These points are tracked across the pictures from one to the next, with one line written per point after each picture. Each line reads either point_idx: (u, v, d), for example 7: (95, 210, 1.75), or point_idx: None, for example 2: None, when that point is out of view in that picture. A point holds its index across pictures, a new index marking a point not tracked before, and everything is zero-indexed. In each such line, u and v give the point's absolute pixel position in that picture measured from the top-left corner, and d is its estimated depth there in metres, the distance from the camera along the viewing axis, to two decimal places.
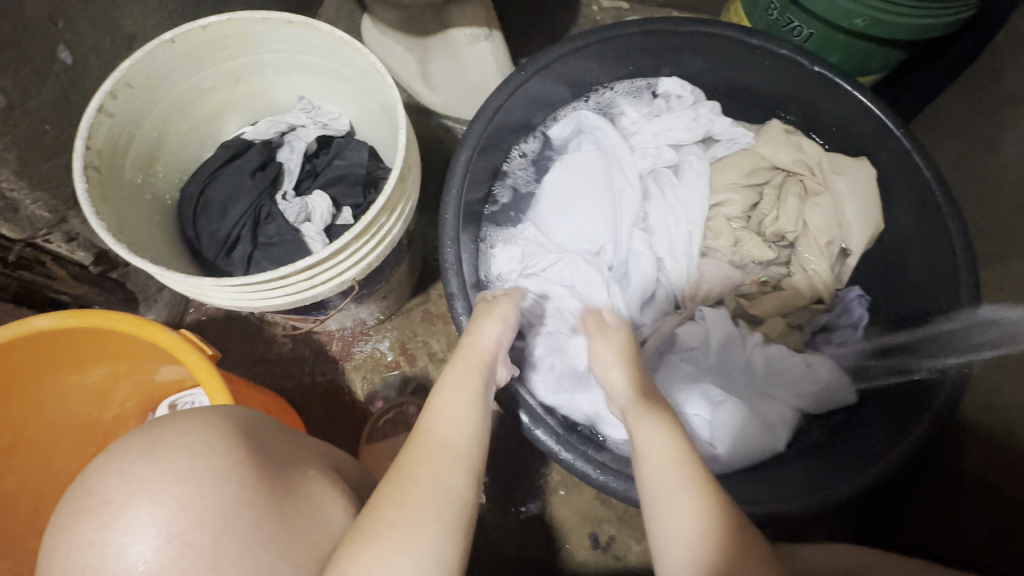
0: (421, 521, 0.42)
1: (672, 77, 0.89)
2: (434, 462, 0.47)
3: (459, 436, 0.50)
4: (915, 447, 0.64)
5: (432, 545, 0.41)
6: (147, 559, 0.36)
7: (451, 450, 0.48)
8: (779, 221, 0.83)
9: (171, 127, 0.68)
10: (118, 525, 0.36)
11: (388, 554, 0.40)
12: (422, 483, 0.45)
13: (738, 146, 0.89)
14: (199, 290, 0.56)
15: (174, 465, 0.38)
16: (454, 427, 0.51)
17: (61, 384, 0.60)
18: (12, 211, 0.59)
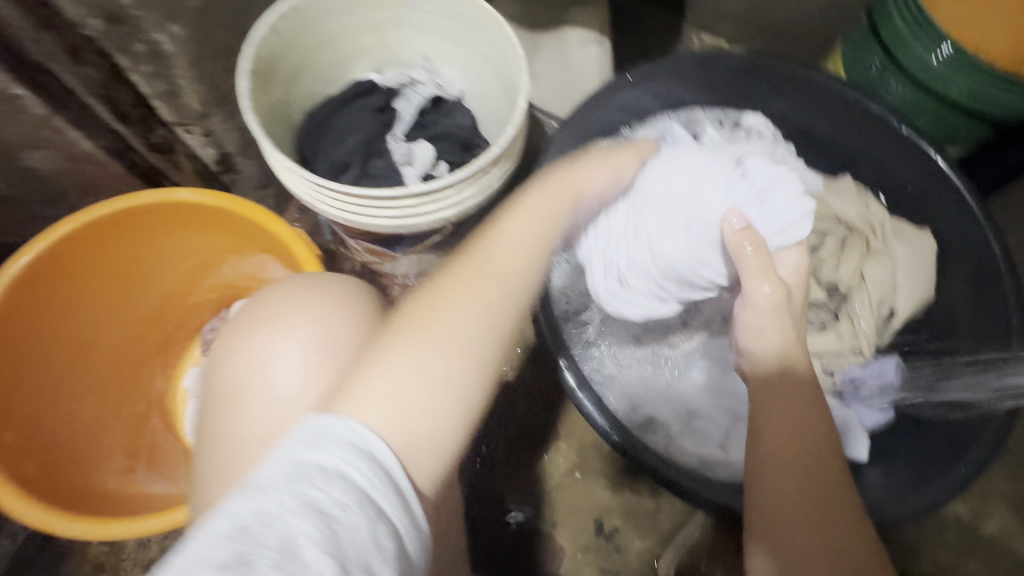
0: (458, 344, 0.46)
1: (757, 115, 0.94)
2: (453, 301, 0.47)
3: (498, 296, 0.49)
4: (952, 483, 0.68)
5: (461, 369, 0.45)
6: (301, 361, 0.49)
7: (485, 300, 0.48)
8: (837, 271, 0.86)
9: (314, 58, 0.75)
10: (284, 334, 0.51)
11: (398, 363, 0.44)
12: (440, 307, 0.47)
13: (808, 190, 0.92)
14: (317, 196, 0.63)
15: (328, 300, 0.53)
16: (514, 257, 0.51)
17: (164, 252, 0.72)
18: (173, 96, 0.67)
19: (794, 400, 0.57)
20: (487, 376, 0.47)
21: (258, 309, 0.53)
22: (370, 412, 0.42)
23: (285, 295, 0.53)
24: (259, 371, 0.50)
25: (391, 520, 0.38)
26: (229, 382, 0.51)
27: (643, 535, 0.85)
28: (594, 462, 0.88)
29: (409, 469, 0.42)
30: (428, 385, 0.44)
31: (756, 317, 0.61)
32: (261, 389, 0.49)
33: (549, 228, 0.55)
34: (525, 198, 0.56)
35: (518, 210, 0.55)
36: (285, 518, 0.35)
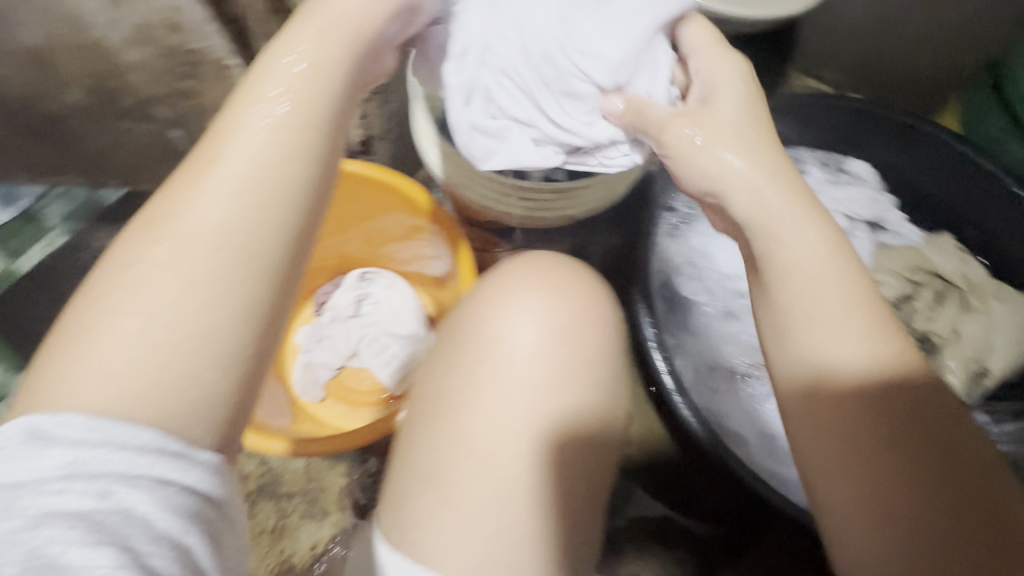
0: (236, 186, 0.45)
1: (858, 162, 0.99)
2: (208, 198, 0.44)
3: (224, 212, 0.44)
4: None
5: (277, 143, 0.47)
6: (539, 332, 0.56)
7: (232, 206, 0.44)
8: (932, 322, 0.86)
9: None
10: (521, 308, 0.57)
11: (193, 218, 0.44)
12: (188, 207, 0.44)
13: (906, 241, 0.94)
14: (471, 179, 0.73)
15: (552, 282, 0.60)
16: (252, 144, 0.46)
17: None
18: None
19: (833, 297, 0.47)
20: (270, 276, 0.44)
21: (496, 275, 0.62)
22: (122, 382, 0.38)
23: (522, 270, 0.61)
24: (498, 336, 0.56)
25: (189, 486, 0.38)
26: (466, 342, 0.57)
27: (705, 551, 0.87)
28: (665, 476, 0.90)
29: (170, 429, 0.38)
30: (167, 306, 0.41)
31: (748, 191, 0.53)
32: (501, 353, 0.55)
33: (303, 133, 0.48)
34: (268, 91, 0.48)
35: (250, 94, 0.48)
36: (15, 496, 0.34)
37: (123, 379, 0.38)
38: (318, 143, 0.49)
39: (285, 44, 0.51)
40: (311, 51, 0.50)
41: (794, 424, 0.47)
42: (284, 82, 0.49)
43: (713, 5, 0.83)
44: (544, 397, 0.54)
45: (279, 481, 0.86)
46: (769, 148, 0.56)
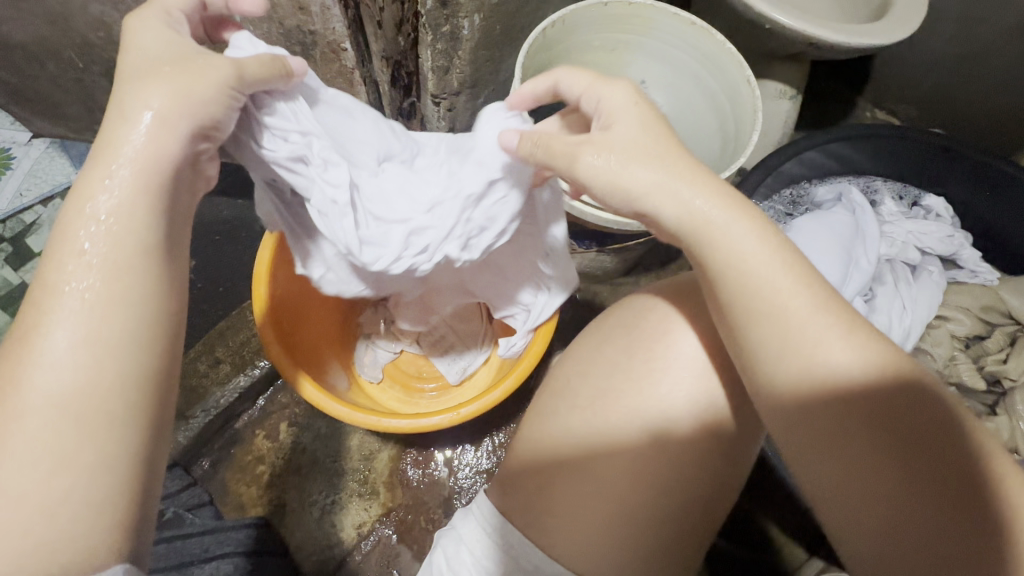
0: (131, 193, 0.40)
1: (938, 197, 0.98)
2: (47, 344, 0.37)
3: (69, 372, 0.37)
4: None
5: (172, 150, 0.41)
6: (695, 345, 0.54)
7: (93, 307, 0.38)
8: (1003, 364, 0.85)
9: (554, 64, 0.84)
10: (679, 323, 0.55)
11: (76, 288, 0.38)
12: (30, 373, 0.37)
13: (981, 280, 0.92)
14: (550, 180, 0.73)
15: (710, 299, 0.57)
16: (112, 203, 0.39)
17: None
18: (444, 72, 0.77)
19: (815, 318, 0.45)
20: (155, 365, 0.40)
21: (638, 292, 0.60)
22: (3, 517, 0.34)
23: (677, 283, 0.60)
24: (653, 342, 0.54)
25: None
26: (613, 340, 0.56)
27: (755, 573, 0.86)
28: None
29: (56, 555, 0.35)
30: (43, 447, 0.36)
31: (675, 202, 0.48)
32: (651, 362, 0.53)
33: (146, 214, 0.40)
34: (114, 161, 0.40)
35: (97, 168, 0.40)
36: None
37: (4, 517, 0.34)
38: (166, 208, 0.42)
39: (112, 141, 0.40)
40: (163, 112, 0.41)
41: (773, 428, 0.47)
42: (119, 166, 0.40)
43: (829, 36, 0.83)
44: (684, 419, 0.51)
45: (335, 458, 0.88)
46: (692, 167, 0.50)
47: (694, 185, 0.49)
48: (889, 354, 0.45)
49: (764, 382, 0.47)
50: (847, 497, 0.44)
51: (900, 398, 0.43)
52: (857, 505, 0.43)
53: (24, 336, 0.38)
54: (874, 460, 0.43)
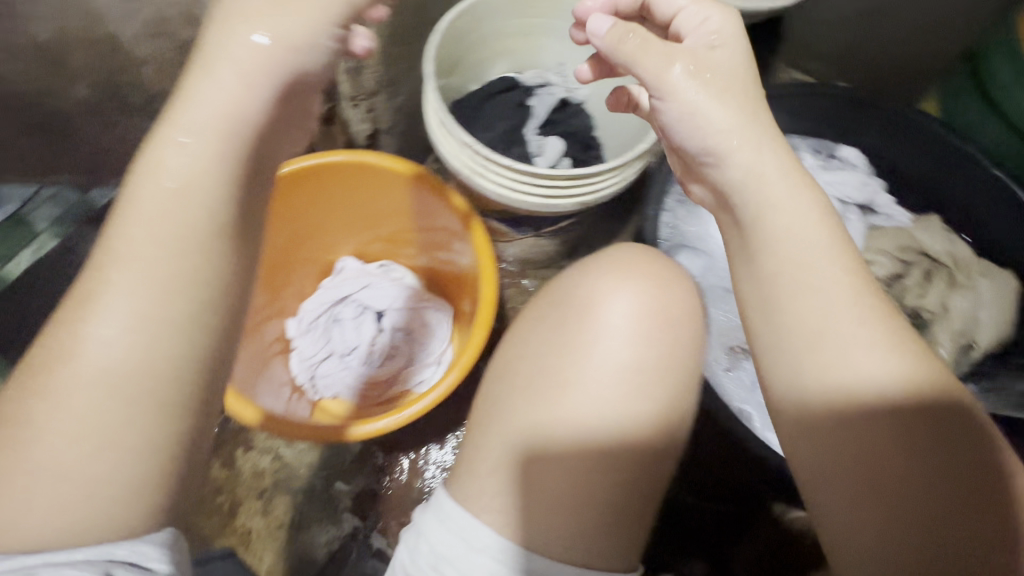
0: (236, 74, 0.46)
1: (853, 149, 1.04)
2: (104, 318, 0.40)
3: (121, 351, 0.40)
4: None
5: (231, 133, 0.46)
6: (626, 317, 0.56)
7: (146, 286, 0.41)
8: (922, 299, 0.90)
9: (471, 53, 0.84)
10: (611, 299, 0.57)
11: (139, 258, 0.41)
12: (94, 328, 0.40)
13: (895, 223, 0.99)
14: (474, 171, 0.71)
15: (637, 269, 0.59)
16: (138, 179, 0.43)
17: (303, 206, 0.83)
18: (357, 73, 0.76)
19: (828, 280, 0.46)
20: (210, 330, 0.43)
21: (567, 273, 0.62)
22: (42, 489, 0.38)
23: (611, 256, 0.61)
24: (587, 320, 0.56)
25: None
26: (551, 323, 0.58)
27: None
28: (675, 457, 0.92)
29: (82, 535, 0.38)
30: (101, 425, 0.39)
31: (752, 158, 0.50)
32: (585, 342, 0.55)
33: (212, 189, 0.44)
34: (170, 132, 0.44)
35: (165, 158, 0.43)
36: None
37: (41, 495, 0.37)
38: (226, 185, 0.45)
39: (197, 91, 0.46)
40: (250, 69, 0.47)
41: (797, 428, 0.47)
42: (191, 124, 0.44)
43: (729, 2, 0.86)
44: (620, 391, 0.53)
45: (297, 476, 0.86)
46: (776, 142, 0.51)
47: (772, 152, 0.50)
48: (931, 371, 0.45)
49: (780, 376, 0.47)
50: (857, 496, 0.44)
51: (931, 413, 0.43)
52: (870, 504, 0.43)
53: (85, 292, 0.41)
54: (888, 464, 0.43)
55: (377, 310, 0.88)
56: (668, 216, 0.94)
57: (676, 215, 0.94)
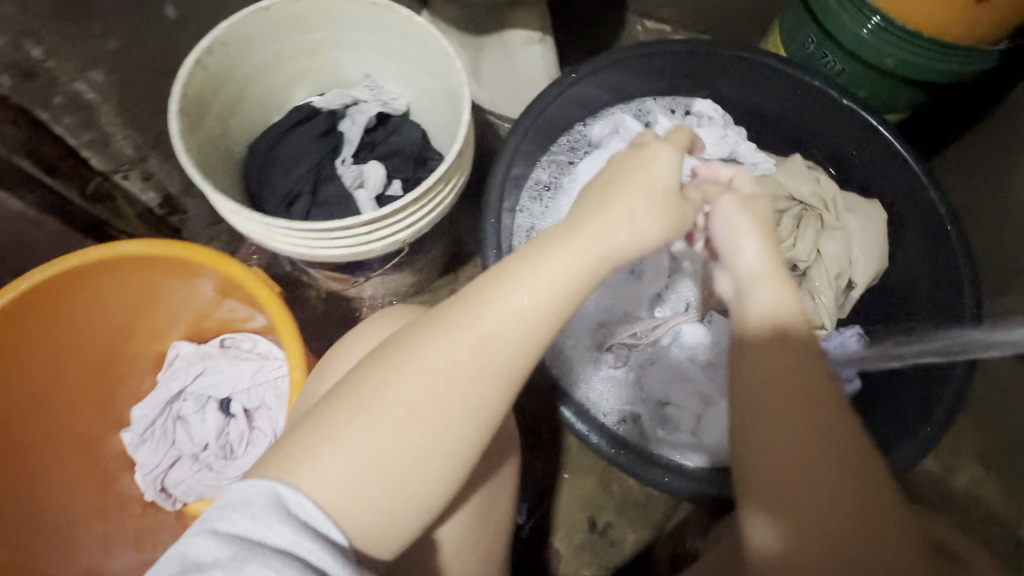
0: (545, 285, 0.44)
1: (706, 99, 0.97)
2: (437, 369, 0.42)
3: (444, 374, 0.42)
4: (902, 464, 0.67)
5: (519, 334, 0.44)
6: None
7: (456, 375, 0.43)
8: (794, 249, 0.87)
9: (250, 87, 0.73)
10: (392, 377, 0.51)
11: (401, 377, 0.43)
12: (392, 396, 0.42)
13: (760, 170, 0.94)
14: (268, 233, 0.61)
15: None
16: (511, 340, 0.43)
17: (81, 315, 0.68)
18: (103, 145, 0.64)
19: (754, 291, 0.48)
20: (473, 437, 0.44)
21: (362, 331, 0.56)
22: (343, 474, 0.40)
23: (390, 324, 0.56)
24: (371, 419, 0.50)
25: (331, 538, 0.39)
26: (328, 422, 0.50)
27: (638, 526, 0.88)
28: (580, 460, 0.90)
29: (350, 528, 0.40)
30: (398, 432, 0.42)
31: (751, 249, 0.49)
32: None
33: (516, 355, 0.44)
34: (517, 294, 0.44)
35: (486, 295, 0.44)
36: None
37: (335, 467, 0.40)
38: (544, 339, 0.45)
39: (512, 282, 0.44)
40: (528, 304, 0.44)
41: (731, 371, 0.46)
42: (521, 302, 0.44)
43: None
44: None
45: None
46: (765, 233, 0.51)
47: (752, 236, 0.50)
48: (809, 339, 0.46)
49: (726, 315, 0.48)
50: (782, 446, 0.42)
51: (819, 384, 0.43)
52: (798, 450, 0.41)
53: (384, 372, 0.43)
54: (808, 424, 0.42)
55: (221, 399, 0.79)
56: (524, 215, 0.90)
57: (532, 212, 0.90)
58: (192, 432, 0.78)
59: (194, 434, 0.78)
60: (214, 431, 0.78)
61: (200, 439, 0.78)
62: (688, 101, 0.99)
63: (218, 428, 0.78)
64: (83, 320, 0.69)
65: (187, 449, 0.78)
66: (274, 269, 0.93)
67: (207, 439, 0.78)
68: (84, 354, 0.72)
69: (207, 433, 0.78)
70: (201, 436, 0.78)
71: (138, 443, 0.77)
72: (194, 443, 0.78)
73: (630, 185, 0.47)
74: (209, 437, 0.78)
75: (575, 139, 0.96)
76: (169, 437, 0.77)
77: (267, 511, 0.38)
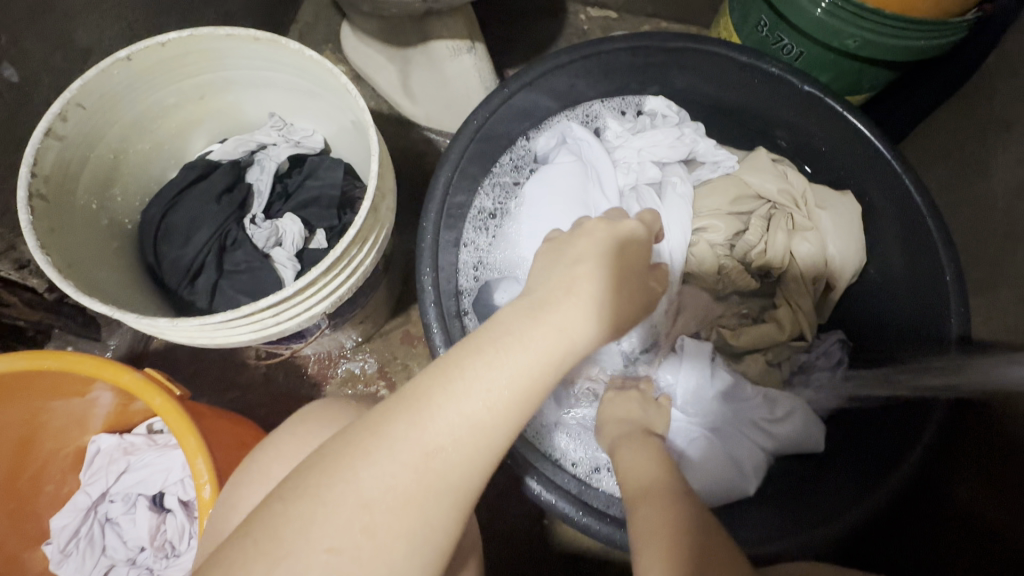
0: (510, 368, 0.36)
1: (658, 96, 0.89)
2: (377, 481, 0.33)
3: (388, 489, 0.33)
4: (892, 496, 0.62)
5: (484, 431, 0.35)
6: None
7: (399, 490, 0.33)
8: (766, 254, 0.80)
9: (130, 147, 0.63)
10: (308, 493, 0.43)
11: (330, 497, 0.33)
12: (316, 526, 0.32)
13: (723, 169, 0.87)
14: (156, 329, 0.52)
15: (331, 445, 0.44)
16: (462, 443, 0.35)
17: None
18: None
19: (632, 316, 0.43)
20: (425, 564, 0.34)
21: (281, 435, 0.49)
22: None
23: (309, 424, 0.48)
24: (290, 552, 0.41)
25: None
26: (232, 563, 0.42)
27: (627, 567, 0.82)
28: None
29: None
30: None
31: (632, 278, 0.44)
32: None
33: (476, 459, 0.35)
34: (477, 380, 0.35)
35: (430, 396, 0.35)
36: None
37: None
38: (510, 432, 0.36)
39: (471, 370, 0.36)
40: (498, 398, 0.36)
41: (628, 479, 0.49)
42: (481, 393, 0.35)
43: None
44: None
45: None
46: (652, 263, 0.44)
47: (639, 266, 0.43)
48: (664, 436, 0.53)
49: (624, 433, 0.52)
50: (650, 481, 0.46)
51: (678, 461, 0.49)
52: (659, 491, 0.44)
53: (304, 492, 0.33)
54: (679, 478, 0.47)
55: (151, 494, 0.70)
56: (470, 249, 0.81)
57: (478, 245, 0.82)
58: (123, 536, 0.69)
59: (125, 538, 0.69)
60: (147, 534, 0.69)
61: (132, 544, 0.69)
62: (640, 100, 0.91)
63: (152, 530, 0.69)
64: None
65: (119, 556, 0.69)
66: None
67: (141, 543, 0.69)
68: None
69: (140, 537, 0.69)
70: (133, 541, 0.69)
71: (61, 558, 0.68)
72: (125, 550, 0.69)
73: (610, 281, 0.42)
74: (143, 541, 0.69)
75: (522, 152, 0.88)
76: (97, 546, 0.69)
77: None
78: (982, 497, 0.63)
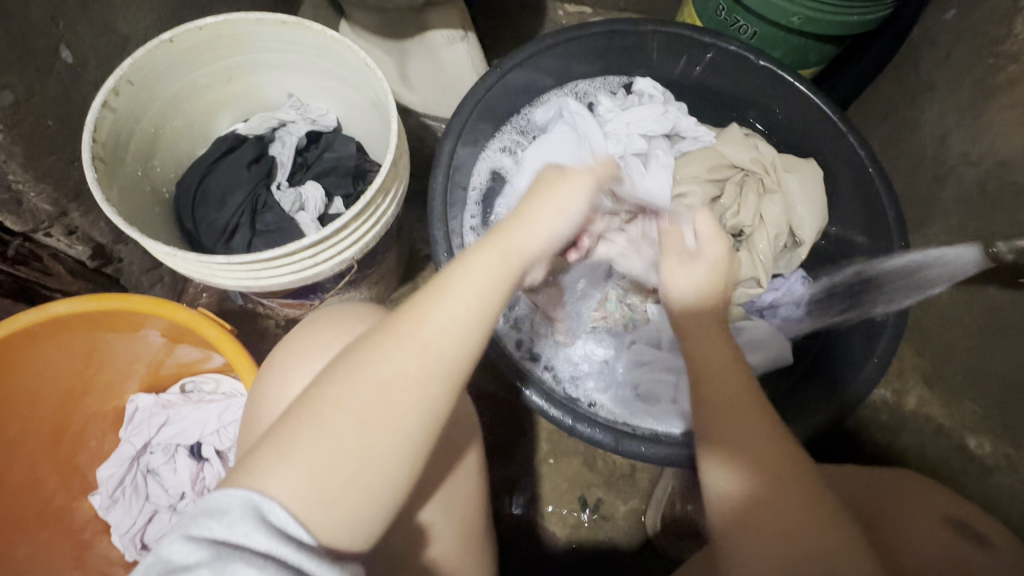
0: (484, 280, 0.44)
1: (647, 78, 0.98)
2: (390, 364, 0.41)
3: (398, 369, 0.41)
4: (857, 398, 0.71)
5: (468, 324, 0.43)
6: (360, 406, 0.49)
7: (407, 372, 0.41)
8: (738, 215, 0.90)
9: (167, 123, 0.71)
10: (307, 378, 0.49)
11: (353, 376, 0.40)
12: (343, 398, 0.40)
13: (702, 143, 0.97)
14: (208, 271, 0.60)
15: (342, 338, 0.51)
16: (457, 330, 0.43)
17: (28, 378, 0.65)
18: (16, 204, 0.61)
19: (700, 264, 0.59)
20: (431, 428, 0.41)
21: (282, 337, 0.54)
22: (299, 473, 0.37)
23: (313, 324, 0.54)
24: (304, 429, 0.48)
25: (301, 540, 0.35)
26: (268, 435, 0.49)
27: (627, 497, 0.90)
28: (564, 444, 0.92)
29: (322, 537, 0.37)
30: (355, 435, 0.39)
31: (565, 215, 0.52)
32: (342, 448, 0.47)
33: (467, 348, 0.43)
34: (458, 288, 0.44)
35: (428, 306, 0.43)
36: None
37: (295, 475, 0.37)
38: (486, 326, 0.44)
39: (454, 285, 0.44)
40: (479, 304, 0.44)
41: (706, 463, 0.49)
42: (462, 298, 0.43)
43: None
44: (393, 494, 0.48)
45: None
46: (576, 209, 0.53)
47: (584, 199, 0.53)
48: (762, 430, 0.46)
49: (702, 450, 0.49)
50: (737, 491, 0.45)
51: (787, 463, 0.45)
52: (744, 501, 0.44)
53: (333, 373, 0.41)
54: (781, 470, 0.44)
55: (190, 444, 0.76)
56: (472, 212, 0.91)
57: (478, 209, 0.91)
58: (165, 484, 0.74)
59: (166, 485, 0.74)
60: (186, 480, 0.74)
61: (174, 490, 0.74)
62: (628, 78, 1.01)
63: (189, 476, 0.74)
64: (36, 385, 0.66)
65: (163, 502, 0.74)
66: (226, 304, 0.91)
67: (181, 488, 0.74)
68: (39, 420, 0.69)
69: (180, 481, 0.74)
70: (174, 486, 0.74)
71: (109, 504, 0.74)
72: (167, 495, 0.74)
73: (544, 201, 0.50)
74: (183, 486, 0.74)
75: (521, 124, 0.97)
76: (140, 493, 0.74)
77: (243, 517, 0.33)
78: (963, 399, 0.74)
